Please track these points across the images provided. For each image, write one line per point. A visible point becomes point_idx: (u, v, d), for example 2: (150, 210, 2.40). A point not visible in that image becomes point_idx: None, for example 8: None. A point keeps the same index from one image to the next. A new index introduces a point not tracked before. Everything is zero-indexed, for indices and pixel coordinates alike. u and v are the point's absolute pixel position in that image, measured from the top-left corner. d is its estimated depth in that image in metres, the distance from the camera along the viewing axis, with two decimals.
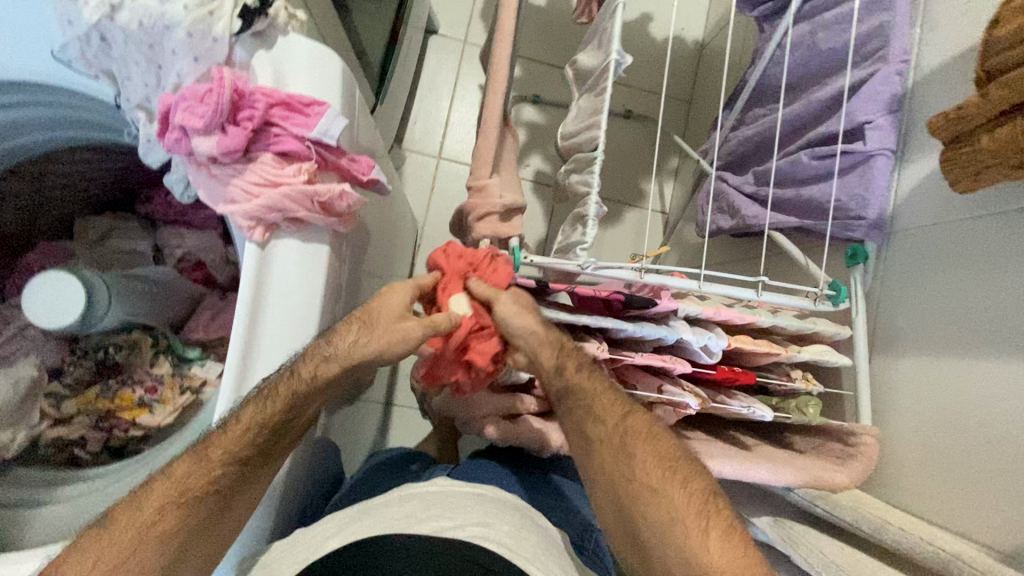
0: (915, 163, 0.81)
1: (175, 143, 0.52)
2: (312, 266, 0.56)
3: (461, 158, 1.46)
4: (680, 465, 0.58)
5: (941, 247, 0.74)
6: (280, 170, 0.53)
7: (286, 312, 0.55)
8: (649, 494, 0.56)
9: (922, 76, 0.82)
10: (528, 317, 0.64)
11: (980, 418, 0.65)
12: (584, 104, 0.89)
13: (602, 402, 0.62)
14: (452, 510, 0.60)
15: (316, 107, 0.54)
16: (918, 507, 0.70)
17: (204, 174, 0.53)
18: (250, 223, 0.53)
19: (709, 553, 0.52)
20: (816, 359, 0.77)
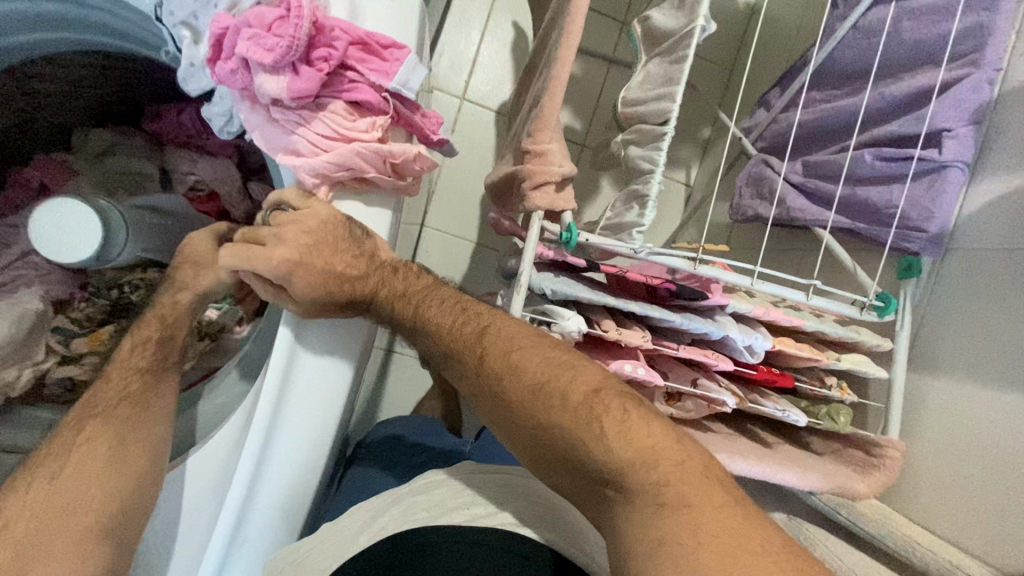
0: (990, 179, 0.77)
1: (232, 75, 0.44)
2: (344, 349, 0.55)
3: (487, 103, 1.35)
4: (561, 365, 0.45)
5: (1005, 273, 0.71)
6: (351, 122, 0.46)
7: (304, 410, 0.53)
8: (547, 402, 0.44)
9: (1015, 84, 0.77)
10: (438, 309, 0.50)
11: (1010, 448, 0.65)
12: (655, 70, 0.81)
13: (434, 319, 0.49)
14: (500, 496, 0.60)
15: (394, 50, 0.47)
16: (928, 521, 0.71)
17: (262, 117, 0.46)
18: (314, 181, 0.46)
19: (638, 462, 0.40)
20: (854, 369, 0.77)
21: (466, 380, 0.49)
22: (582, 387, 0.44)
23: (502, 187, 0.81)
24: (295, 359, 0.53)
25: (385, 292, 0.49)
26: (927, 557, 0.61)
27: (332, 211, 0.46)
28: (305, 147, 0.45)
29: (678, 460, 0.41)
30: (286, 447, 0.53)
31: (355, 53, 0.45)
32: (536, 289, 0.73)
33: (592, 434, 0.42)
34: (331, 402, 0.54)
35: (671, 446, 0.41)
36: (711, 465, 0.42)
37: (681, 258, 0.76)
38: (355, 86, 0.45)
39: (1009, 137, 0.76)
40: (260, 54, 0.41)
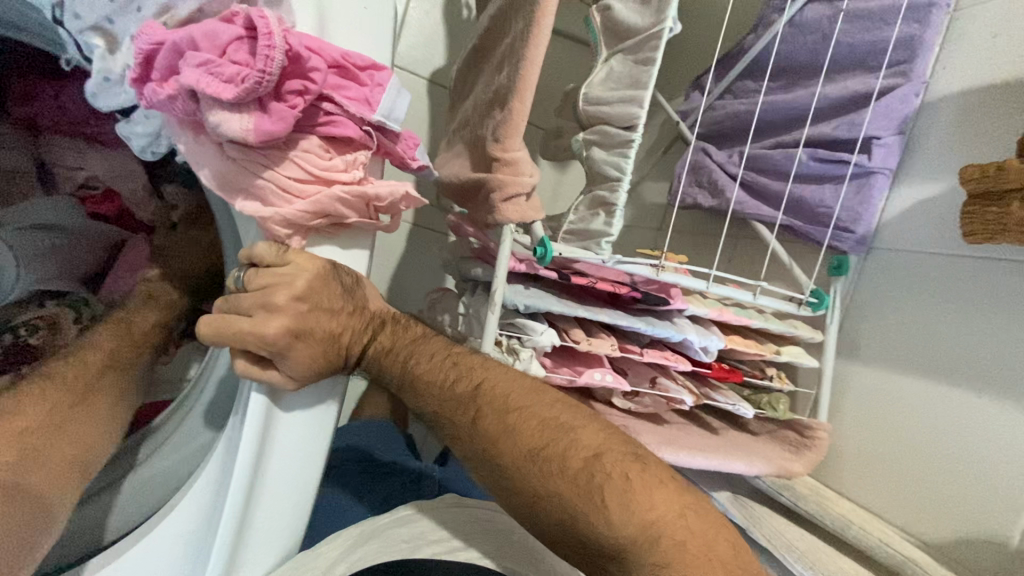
0: (909, 186, 0.85)
1: (172, 104, 0.36)
2: (323, 433, 0.47)
3: (418, 72, 1.16)
4: (556, 422, 0.46)
5: (922, 275, 0.80)
6: (328, 160, 0.39)
7: (279, 504, 0.46)
8: (544, 470, 0.44)
9: (934, 98, 0.84)
10: (423, 361, 0.49)
11: (921, 430, 0.76)
12: (618, 68, 0.78)
13: (421, 370, 0.49)
14: (469, 530, 0.56)
15: (374, 72, 0.40)
16: (853, 493, 0.82)
17: (214, 153, 0.38)
18: (287, 230, 0.40)
19: (641, 526, 0.41)
20: (793, 362, 0.84)
21: (458, 441, 0.48)
22: (582, 455, 0.44)
23: (469, 190, 0.76)
24: (266, 456, 0.45)
25: (372, 348, 0.49)
26: (863, 536, 0.69)
27: (318, 265, 0.41)
28: (275, 193, 0.38)
29: (679, 537, 0.41)
30: (259, 545, 0.46)
31: (330, 81, 0.38)
32: (508, 303, 0.70)
33: (592, 505, 0.42)
34: (309, 491, 0.48)
35: (673, 519, 0.42)
36: (712, 537, 0.42)
37: (644, 265, 0.76)
38: (331, 119, 0.38)
39: (927, 147, 0.84)
40: (217, 87, 0.34)
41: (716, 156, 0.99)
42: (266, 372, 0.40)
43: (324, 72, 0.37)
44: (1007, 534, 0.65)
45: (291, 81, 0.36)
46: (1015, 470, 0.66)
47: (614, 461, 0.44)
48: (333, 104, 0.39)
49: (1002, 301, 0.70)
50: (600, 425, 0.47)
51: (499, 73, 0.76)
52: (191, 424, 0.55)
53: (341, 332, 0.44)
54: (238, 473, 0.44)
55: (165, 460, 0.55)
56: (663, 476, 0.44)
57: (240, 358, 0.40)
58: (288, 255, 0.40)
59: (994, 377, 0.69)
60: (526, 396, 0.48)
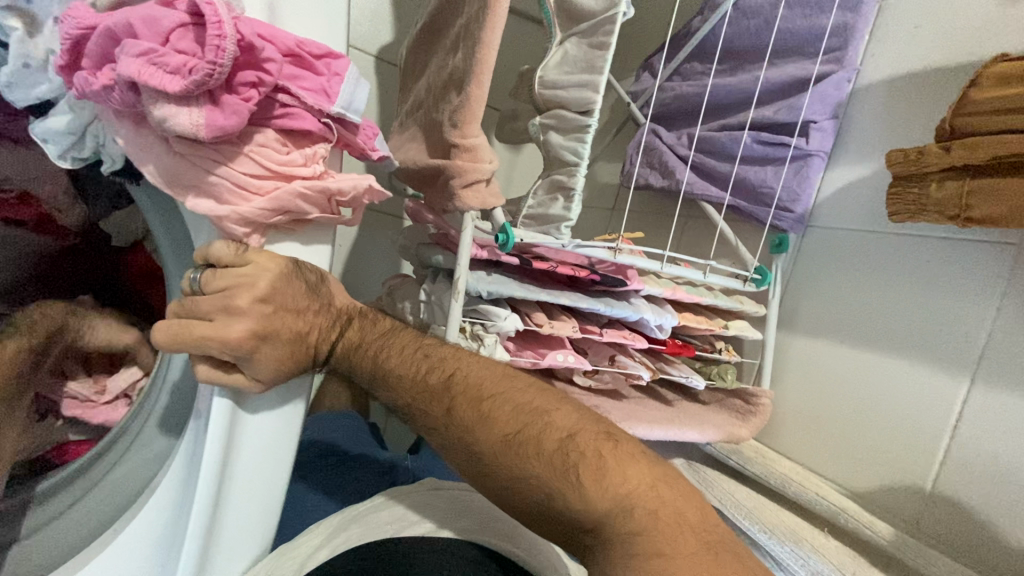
0: (841, 167, 0.91)
1: (105, 95, 0.34)
2: (288, 436, 0.46)
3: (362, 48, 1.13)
4: (533, 408, 0.46)
5: (857, 250, 0.86)
6: (285, 153, 0.38)
7: (245, 511, 0.45)
8: (520, 453, 0.44)
9: (863, 84, 0.90)
10: (393, 353, 0.49)
11: (851, 392, 0.83)
12: (573, 51, 0.78)
13: (392, 364, 0.49)
14: (447, 513, 0.58)
15: (329, 61, 0.39)
16: (792, 452, 0.89)
17: (160, 148, 0.36)
18: (245, 228, 0.38)
19: (623, 501, 0.42)
20: (739, 335, 0.89)
21: (433, 432, 0.49)
22: (557, 437, 0.44)
23: (426, 176, 0.75)
24: (231, 463, 0.43)
25: (340, 344, 0.49)
26: (803, 492, 0.74)
27: (280, 265, 0.40)
28: (229, 189, 0.37)
29: (651, 506, 0.42)
30: (226, 555, 0.45)
31: (286, 72, 0.37)
32: (472, 291, 0.71)
33: (569, 484, 0.43)
34: (276, 495, 0.47)
35: (645, 491, 0.43)
36: (681, 504, 0.44)
37: (602, 247, 0.78)
38: (286, 111, 0.37)
39: (857, 131, 0.90)
40: (161, 79, 0.33)
41: (666, 137, 1.02)
42: (232, 376, 0.40)
43: (280, 62, 0.36)
44: (922, 480, 0.72)
45: (244, 72, 0.35)
46: (933, 424, 0.72)
47: (588, 440, 0.44)
48: (290, 95, 0.38)
49: (924, 274, 0.77)
50: (573, 407, 0.47)
51: (453, 55, 0.75)
52: (147, 434, 0.52)
53: (308, 331, 0.44)
54: (202, 483, 0.42)
55: (118, 474, 0.52)
56: (635, 451, 0.45)
57: (201, 363, 0.39)
58: (248, 255, 0.39)
59: (912, 341, 0.77)
60: (499, 383, 0.48)
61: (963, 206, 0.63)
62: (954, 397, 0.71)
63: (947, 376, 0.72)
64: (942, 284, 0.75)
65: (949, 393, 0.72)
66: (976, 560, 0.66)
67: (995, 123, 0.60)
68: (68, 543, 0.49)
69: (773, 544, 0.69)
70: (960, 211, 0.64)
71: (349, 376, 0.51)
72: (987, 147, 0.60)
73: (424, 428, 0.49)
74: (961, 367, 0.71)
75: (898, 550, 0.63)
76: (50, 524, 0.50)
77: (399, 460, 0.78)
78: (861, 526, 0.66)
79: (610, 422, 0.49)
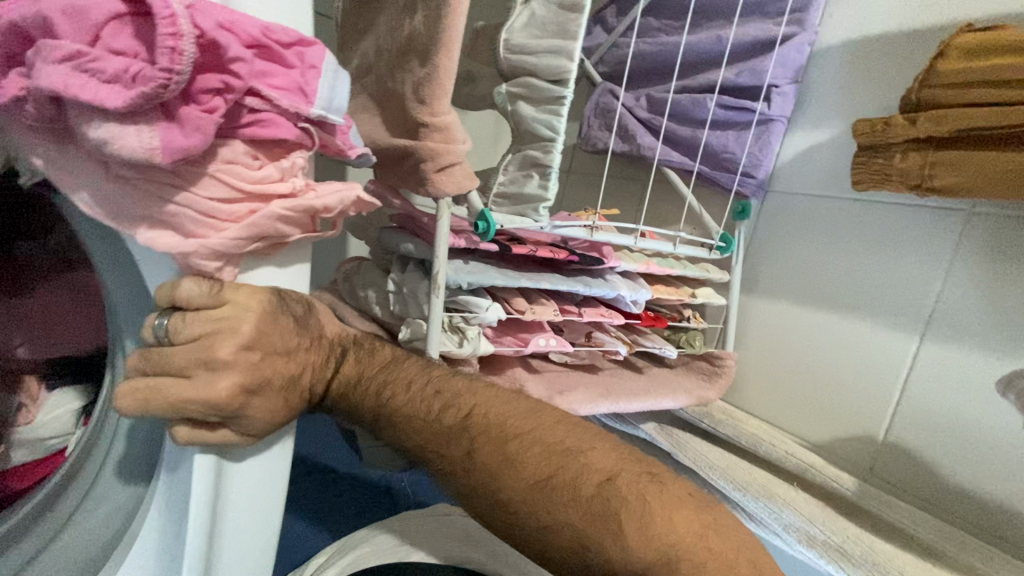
0: (800, 133, 0.92)
1: (18, 108, 0.29)
2: (280, 478, 0.41)
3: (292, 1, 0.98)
4: (563, 441, 0.41)
5: (826, 218, 0.88)
6: (258, 169, 0.33)
7: (241, 562, 0.41)
8: (552, 500, 0.38)
9: (822, 48, 0.90)
10: (396, 389, 0.45)
11: (812, 352, 0.88)
12: (541, 12, 0.71)
13: (397, 398, 0.45)
14: (448, 540, 0.62)
15: (303, 50, 0.33)
16: (756, 410, 0.95)
17: (101, 172, 0.31)
18: (214, 259, 0.33)
19: (666, 555, 0.36)
20: (707, 302, 0.91)
21: (449, 478, 0.43)
22: (595, 480, 0.38)
23: (388, 156, 0.68)
24: (220, 517, 0.39)
25: (336, 385, 0.46)
26: (772, 450, 0.79)
27: (261, 299, 0.35)
28: (195, 218, 0.32)
29: (701, 559, 0.36)
30: None
31: (255, 70, 0.31)
32: (451, 283, 0.66)
33: (609, 534, 0.36)
34: (272, 539, 0.43)
35: (693, 542, 0.36)
36: (733, 557, 0.37)
37: (579, 226, 0.76)
38: (257, 118, 0.32)
39: (816, 96, 0.91)
40: (99, 93, 0.28)
41: (625, 100, 1.00)
42: (216, 433, 0.35)
43: (250, 61, 0.30)
44: (876, 431, 0.79)
45: (204, 76, 0.29)
46: (891, 383, 0.78)
47: (629, 482, 0.38)
48: (259, 99, 0.32)
49: (897, 241, 0.79)
50: (609, 446, 0.41)
51: (408, 15, 0.66)
52: (105, 483, 0.45)
53: (302, 372, 0.39)
54: (190, 543, 0.38)
55: (72, 535, 0.44)
56: (681, 495, 0.39)
57: (179, 424, 0.34)
58: (224, 293, 0.33)
59: (880, 306, 0.80)
60: (526, 420, 0.43)
61: (923, 177, 0.66)
62: (906, 353, 0.77)
63: (900, 333, 0.78)
64: (916, 251, 0.77)
65: (900, 348, 0.78)
66: (924, 499, 0.74)
67: (959, 96, 0.62)
68: None
69: (747, 500, 0.74)
70: (920, 182, 0.66)
71: (349, 418, 0.47)
72: (952, 119, 0.62)
73: (439, 472, 0.43)
74: (912, 325, 0.77)
75: (860, 499, 0.68)
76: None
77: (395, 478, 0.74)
78: (827, 479, 0.72)
79: (650, 460, 0.43)
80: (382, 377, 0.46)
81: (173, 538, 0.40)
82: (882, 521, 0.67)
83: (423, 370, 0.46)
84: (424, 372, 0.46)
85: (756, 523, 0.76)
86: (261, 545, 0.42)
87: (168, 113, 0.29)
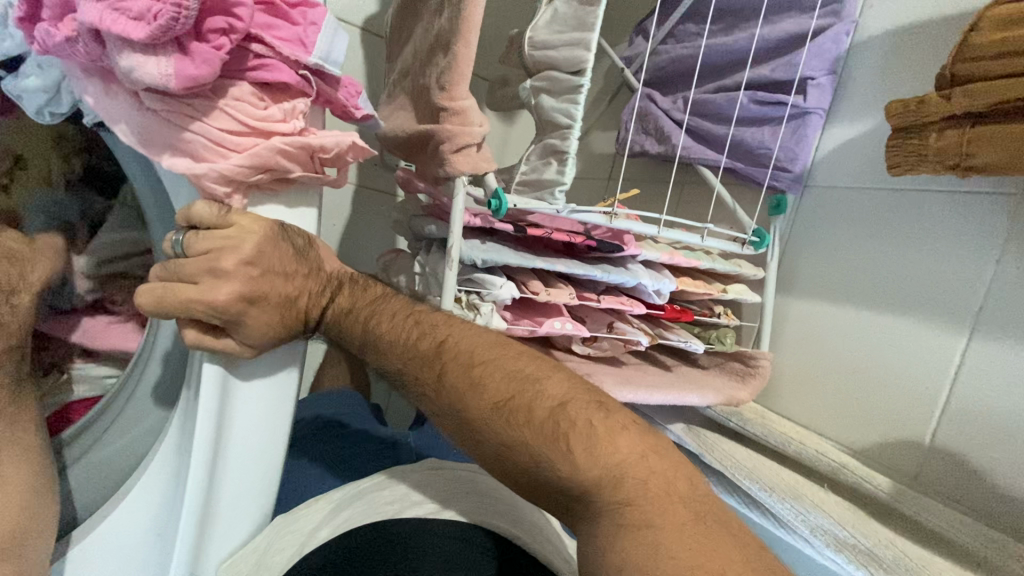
0: (840, 125, 0.88)
1: (70, 48, 0.36)
2: (283, 402, 0.47)
3: (345, 19, 1.07)
4: (524, 373, 0.48)
5: (849, 207, 0.85)
6: (262, 108, 0.40)
7: (245, 476, 0.47)
8: (510, 421, 0.46)
9: (862, 38, 0.86)
10: (382, 320, 0.52)
11: (840, 347, 0.84)
12: (562, 9, 0.74)
13: (383, 327, 0.51)
14: (447, 493, 0.59)
15: (303, 10, 0.41)
16: (785, 410, 0.90)
17: (131, 104, 0.38)
18: (226, 187, 0.41)
19: (608, 469, 0.44)
20: (738, 298, 0.88)
21: (425, 398, 0.51)
22: (548, 404, 0.46)
23: (415, 143, 0.74)
24: (226, 426, 0.44)
25: (330, 312, 0.51)
26: (801, 449, 0.75)
27: (264, 227, 0.42)
28: (208, 144, 0.39)
29: (642, 477, 0.44)
30: (229, 515, 0.46)
31: (260, 22, 0.39)
32: (466, 259, 0.70)
33: (560, 452, 0.44)
34: (275, 460, 0.48)
35: (634, 461, 0.44)
36: (671, 474, 0.45)
37: (598, 212, 0.75)
38: (262, 63, 0.39)
39: (857, 87, 0.87)
40: (127, 28, 0.34)
41: (661, 102, 0.97)
42: (219, 341, 0.43)
43: (248, 8, 0.37)
44: (921, 435, 0.73)
45: (212, 19, 0.36)
46: (934, 384, 0.73)
47: (578, 408, 0.46)
48: (263, 45, 0.39)
49: (919, 226, 0.76)
50: (564, 376, 0.49)
51: (438, 16, 0.72)
52: (139, 404, 0.52)
53: (298, 295, 0.47)
54: (199, 444, 0.43)
55: (110, 447, 0.52)
56: (624, 421, 0.46)
57: (189, 328, 0.42)
58: (230, 216, 0.41)
59: (906, 295, 0.77)
60: (491, 350, 0.50)
61: (965, 154, 0.62)
62: (953, 350, 0.71)
63: (945, 329, 0.72)
64: (943, 237, 0.74)
65: (945, 345, 0.72)
66: (961, 501, 0.69)
67: (994, 67, 0.59)
68: (79, 506, 0.50)
69: (774, 501, 0.68)
70: (962, 159, 0.62)
71: (338, 341, 0.53)
72: (988, 91, 0.58)
73: (420, 395, 0.50)
74: (959, 320, 0.71)
75: (896, 501, 0.64)
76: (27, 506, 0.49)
77: (402, 438, 0.80)
78: (861, 479, 0.68)
79: (602, 392, 0.50)
80: (369, 310, 0.52)
81: (185, 449, 0.45)
82: (921, 525, 0.62)
83: (404, 305, 0.53)
84: (407, 305, 0.53)
85: (787, 527, 0.70)
86: (264, 460, 0.47)
87: (182, 48, 0.36)
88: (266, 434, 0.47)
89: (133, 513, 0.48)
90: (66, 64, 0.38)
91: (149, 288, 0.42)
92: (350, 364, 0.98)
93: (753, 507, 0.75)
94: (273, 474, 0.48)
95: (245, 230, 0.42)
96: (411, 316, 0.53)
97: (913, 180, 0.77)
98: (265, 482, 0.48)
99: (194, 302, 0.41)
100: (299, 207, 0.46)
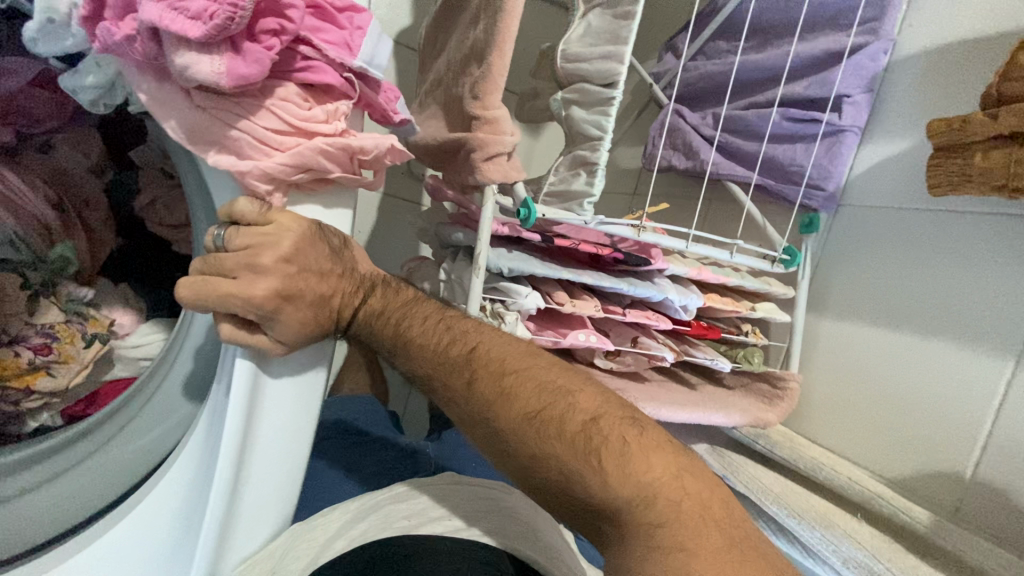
0: (876, 143, 0.86)
1: (129, 46, 0.37)
2: (311, 401, 0.48)
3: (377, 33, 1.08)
4: (557, 384, 0.48)
5: (884, 228, 0.83)
6: (307, 109, 0.41)
7: (271, 475, 0.47)
8: (540, 432, 0.45)
9: (900, 56, 0.84)
10: (413, 324, 0.52)
11: (872, 371, 0.81)
12: (596, 22, 0.74)
13: (414, 329, 0.52)
14: (471, 509, 0.58)
15: (351, 15, 0.43)
16: (815, 435, 0.88)
17: (182, 101, 0.40)
18: (268, 186, 0.42)
19: (639, 488, 0.42)
20: (766, 317, 0.86)
21: (453, 404, 0.51)
22: (580, 418, 0.45)
23: (445, 151, 0.74)
24: (256, 423, 0.45)
25: (362, 314, 0.52)
26: (832, 475, 0.72)
27: (302, 228, 0.43)
28: (253, 141, 0.40)
29: (675, 498, 0.42)
30: (250, 514, 0.47)
31: (310, 26, 0.41)
32: (492, 267, 0.69)
33: (589, 466, 0.43)
34: (300, 461, 0.49)
35: (668, 481, 0.43)
36: (707, 497, 0.44)
37: (625, 225, 0.74)
38: (309, 63, 0.41)
39: (896, 105, 0.84)
40: (183, 26, 0.35)
41: (691, 118, 0.96)
42: (254, 336, 0.43)
43: (301, 11, 0.39)
44: (962, 468, 0.70)
45: (266, 20, 0.38)
46: (976, 414, 0.70)
47: (612, 424, 0.45)
48: (312, 48, 0.41)
49: (961, 248, 0.74)
50: (597, 390, 0.48)
51: (473, 27, 0.72)
52: (169, 397, 0.54)
53: (331, 294, 0.48)
54: (226, 446, 0.43)
55: (138, 440, 0.53)
56: (660, 440, 0.45)
57: (224, 322, 0.43)
58: (270, 213, 0.43)
59: (948, 320, 0.74)
60: (522, 360, 0.50)
61: (1010, 176, 0.60)
62: (998, 378, 0.68)
63: (990, 357, 0.69)
64: (989, 260, 0.71)
65: (991, 374, 0.69)
66: (1007, 538, 0.64)
67: None
68: (103, 496, 0.51)
69: (801, 528, 0.66)
70: (1008, 181, 0.60)
71: (369, 342, 0.54)
72: None
73: (446, 399, 0.51)
74: (1005, 347, 0.68)
75: (936, 535, 0.61)
76: (56, 482, 0.52)
77: (422, 447, 0.80)
78: (897, 510, 0.65)
79: (634, 408, 0.49)
80: (401, 315, 0.53)
81: (213, 445, 0.46)
82: (958, 560, 0.59)
83: (437, 313, 0.53)
84: (439, 312, 0.54)
85: (815, 557, 0.67)
86: (289, 457, 0.48)
87: (235, 47, 0.37)
88: (293, 431, 0.47)
89: (154, 508, 0.48)
90: (123, 61, 0.39)
91: (187, 283, 0.43)
92: (370, 370, 0.98)
93: (782, 535, 0.73)
94: (296, 472, 0.49)
95: (281, 233, 0.42)
96: (442, 321, 0.53)
97: (954, 201, 0.75)
98: (288, 480, 0.48)
99: (229, 298, 0.42)
100: (335, 206, 0.47)
